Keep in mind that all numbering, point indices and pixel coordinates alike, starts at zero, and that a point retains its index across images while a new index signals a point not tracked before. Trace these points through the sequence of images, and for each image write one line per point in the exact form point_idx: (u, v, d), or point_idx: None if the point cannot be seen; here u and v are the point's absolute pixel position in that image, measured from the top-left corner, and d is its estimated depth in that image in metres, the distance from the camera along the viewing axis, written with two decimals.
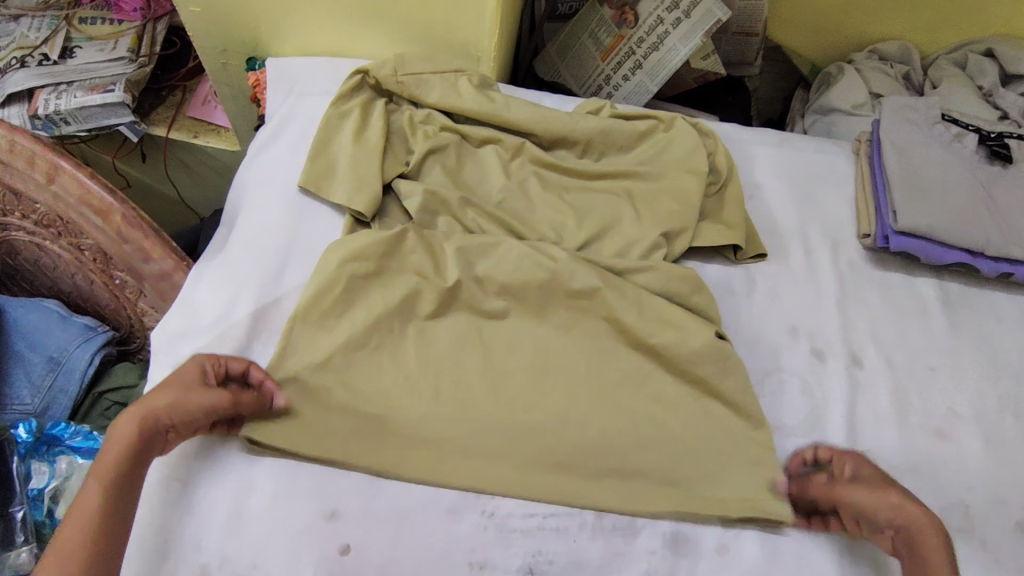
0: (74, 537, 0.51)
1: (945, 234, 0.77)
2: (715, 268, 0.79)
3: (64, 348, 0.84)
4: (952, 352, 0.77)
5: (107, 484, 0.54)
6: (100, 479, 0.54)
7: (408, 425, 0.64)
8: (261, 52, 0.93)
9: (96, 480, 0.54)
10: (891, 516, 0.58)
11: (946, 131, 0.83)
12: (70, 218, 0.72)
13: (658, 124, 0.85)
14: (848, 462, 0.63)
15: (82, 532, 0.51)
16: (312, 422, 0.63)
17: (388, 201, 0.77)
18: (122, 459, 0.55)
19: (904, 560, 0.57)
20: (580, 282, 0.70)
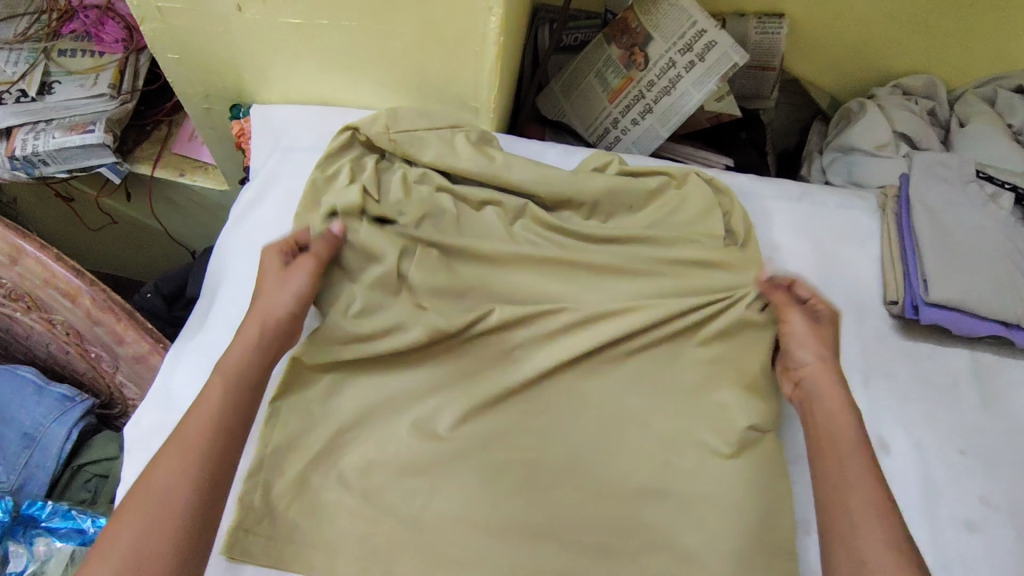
0: (176, 472, 0.52)
1: (980, 306, 0.71)
2: None
3: (39, 423, 0.79)
4: (984, 433, 0.72)
5: (206, 420, 0.55)
6: (200, 415, 0.55)
7: (398, 533, 0.59)
8: (246, 99, 0.87)
9: (194, 418, 0.55)
10: (813, 356, 0.65)
11: (981, 191, 0.78)
12: (40, 296, 0.68)
13: (669, 180, 0.79)
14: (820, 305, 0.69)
15: (187, 466, 0.52)
16: (297, 532, 0.59)
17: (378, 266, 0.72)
18: (225, 387, 0.57)
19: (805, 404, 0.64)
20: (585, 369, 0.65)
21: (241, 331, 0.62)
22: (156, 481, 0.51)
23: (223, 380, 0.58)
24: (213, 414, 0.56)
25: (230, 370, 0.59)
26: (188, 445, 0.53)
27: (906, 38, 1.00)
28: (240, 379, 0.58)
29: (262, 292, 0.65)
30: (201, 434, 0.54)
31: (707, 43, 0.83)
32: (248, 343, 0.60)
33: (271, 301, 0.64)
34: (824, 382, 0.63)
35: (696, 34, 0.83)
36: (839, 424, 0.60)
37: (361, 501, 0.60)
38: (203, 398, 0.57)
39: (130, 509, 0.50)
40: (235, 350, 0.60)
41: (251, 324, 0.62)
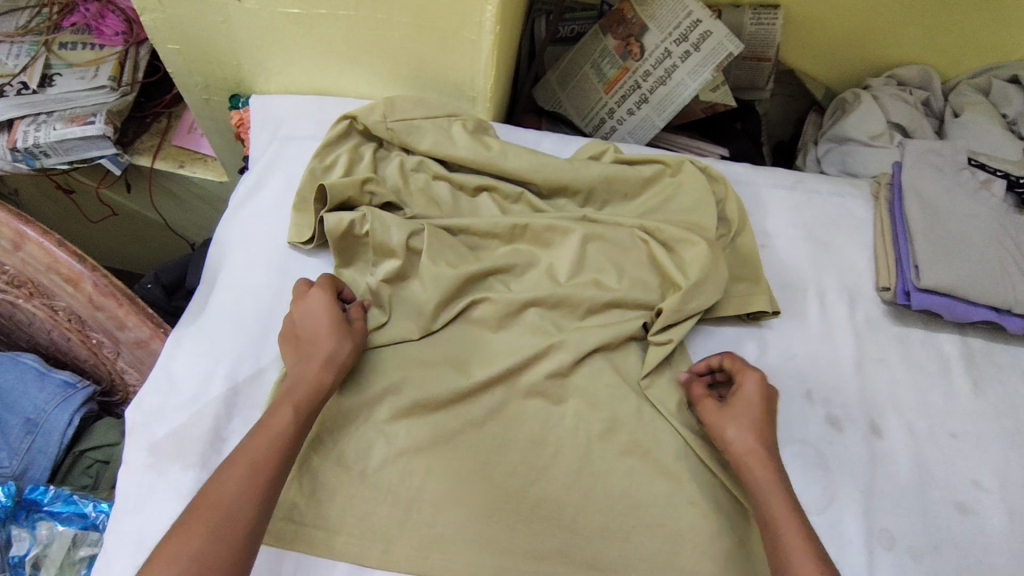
0: (243, 493, 0.52)
1: (971, 292, 0.72)
2: (729, 330, 0.74)
3: (41, 409, 0.80)
4: (976, 417, 0.73)
5: (277, 446, 0.55)
6: (270, 439, 0.56)
7: (395, 513, 0.60)
8: (245, 89, 0.88)
9: (263, 439, 0.55)
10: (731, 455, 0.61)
11: (973, 178, 0.78)
12: (41, 282, 0.68)
13: (664, 169, 0.79)
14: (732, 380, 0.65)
15: (253, 488, 0.53)
16: (295, 511, 0.60)
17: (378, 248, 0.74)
18: (297, 417, 0.58)
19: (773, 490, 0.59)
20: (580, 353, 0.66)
21: (297, 374, 0.60)
22: (216, 503, 0.51)
23: (290, 407, 0.58)
24: (279, 442, 0.56)
25: (300, 400, 0.59)
26: (255, 465, 0.54)
27: (901, 29, 1.01)
28: (307, 413, 0.58)
29: (318, 337, 0.63)
30: (271, 459, 0.54)
31: (702, 33, 0.83)
32: (317, 381, 0.60)
33: (332, 348, 0.62)
34: (755, 464, 0.59)
35: (691, 24, 0.84)
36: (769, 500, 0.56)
37: (359, 481, 0.61)
38: (271, 418, 0.57)
39: (191, 522, 0.50)
40: (298, 388, 0.59)
41: (313, 370, 0.60)
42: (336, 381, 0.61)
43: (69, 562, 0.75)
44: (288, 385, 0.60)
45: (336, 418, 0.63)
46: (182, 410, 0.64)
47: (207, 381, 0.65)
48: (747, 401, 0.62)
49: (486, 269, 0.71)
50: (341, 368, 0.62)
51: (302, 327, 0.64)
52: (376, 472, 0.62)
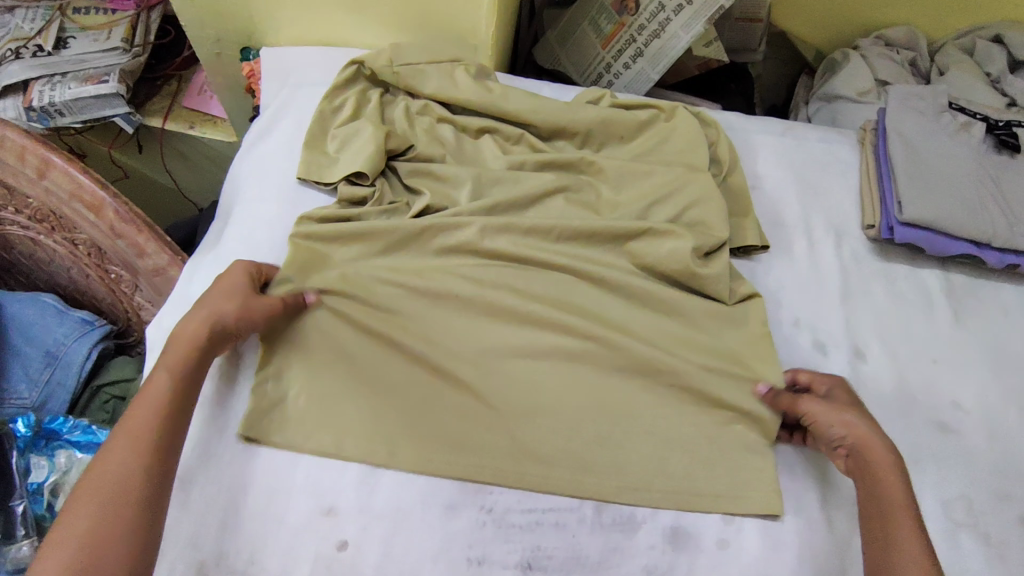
0: (127, 463, 0.52)
1: (950, 225, 0.75)
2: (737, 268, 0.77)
3: (61, 342, 0.83)
4: (956, 344, 0.76)
5: (158, 414, 0.55)
6: (150, 407, 0.56)
7: (403, 418, 0.63)
8: (255, 42, 0.91)
9: (144, 407, 0.55)
10: (844, 434, 0.62)
11: (953, 121, 0.82)
12: (64, 213, 0.71)
13: (659, 113, 0.83)
14: (826, 384, 0.67)
15: (138, 453, 0.53)
16: (307, 419, 0.63)
17: (388, 181, 0.76)
18: (175, 381, 0.57)
19: (857, 478, 0.60)
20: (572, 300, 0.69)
21: (181, 325, 0.61)
22: (101, 477, 0.51)
23: (167, 372, 0.58)
24: (161, 406, 0.56)
25: (175, 363, 0.58)
26: (138, 433, 0.54)
27: None
28: (188, 373, 0.58)
29: (219, 296, 0.63)
30: (154, 428, 0.55)
31: None
32: (193, 344, 0.59)
33: (222, 307, 0.62)
34: (870, 453, 0.60)
35: None
36: (881, 483, 0.58)
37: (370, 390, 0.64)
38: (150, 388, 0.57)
39: (81, 500, 0.50)
40: (177, 348, 0.59)
41: (195, 324, 0.60)
42: (220, 338, 0.61)
43: None
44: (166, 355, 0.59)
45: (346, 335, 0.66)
46: None
47: None
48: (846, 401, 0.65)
49: (488, 201, 0.74)
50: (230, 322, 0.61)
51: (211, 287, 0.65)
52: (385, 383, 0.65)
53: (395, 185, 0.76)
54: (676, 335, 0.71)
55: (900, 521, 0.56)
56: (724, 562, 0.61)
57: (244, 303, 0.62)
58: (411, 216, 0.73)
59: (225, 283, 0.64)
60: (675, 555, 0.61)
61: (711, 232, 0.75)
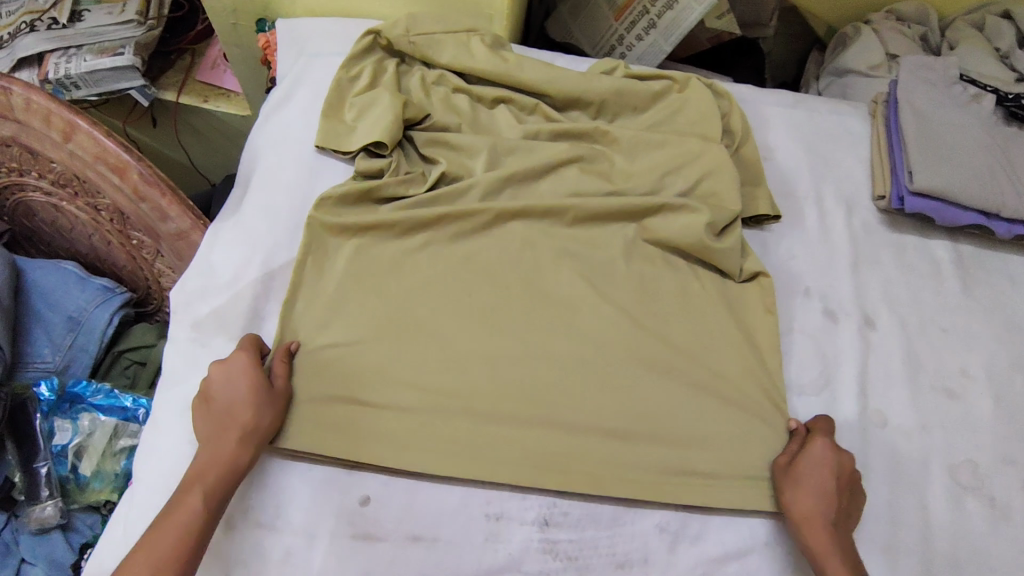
0: None
1: (961, 195, 0.76)
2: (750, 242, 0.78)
3: (82, 308, 0.85)
4: (963, 314, 0.77)
5: (181, 541, 0.53)
6: (175, 533, 0.53)
7: (420, 379, 0.64)
8: (270, 13, 0.92)
9: (168, 532, 0.53)
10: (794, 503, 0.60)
11: (964, 92, 0.83)
12: (88, 176, 0.72)
13: (673, 84, 0.84)
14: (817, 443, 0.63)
15: None
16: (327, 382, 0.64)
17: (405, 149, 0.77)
18: (207, 505, 0.55)
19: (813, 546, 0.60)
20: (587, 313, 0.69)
21: (212, 451, 0.57)
22: None
23: (201, 495, 0.55)
24: (187, 530, 0.53)
25: (211, 484, 0.56)
26: (160, 566, 0.52)
27: None
28: (220, 498, 0.56)
29: (236, 406, 0.59)
30: (174, 558, 0.52)
31: None
32: (226, 463, 0.56)
33: (253, 417, 0.58)
34: (810, 530, 0.59)
35: None
36: (824, 565, 0.57)
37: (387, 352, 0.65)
38: (174, 512, 0.54)
39: None
40: (210, 472, 0.56)
41: (230, 447, 0.57)
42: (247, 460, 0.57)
43: (110, 451, 0.80)
44: (191, 475, 0.56)
45: (365, 299, 0.67)
46: (222, 292, 0.68)
47: (244, 266, 0.69)
48: (817, 464, 0.61)
49: (504, 170, 0.75)
50: (253, 440, 0.58)
51: (216, 397, 0.60)
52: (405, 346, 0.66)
53: (410, 167, 0.76)
54: (688, 301, 0.72)
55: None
56: (734, 520, 0.63)
57: (264, 408, 0.59)
58: (427, 184, 0.74)
59: (235, 387, 0.60)
60: (689, 513, 0.63)
61: (724, 201, 0.76)
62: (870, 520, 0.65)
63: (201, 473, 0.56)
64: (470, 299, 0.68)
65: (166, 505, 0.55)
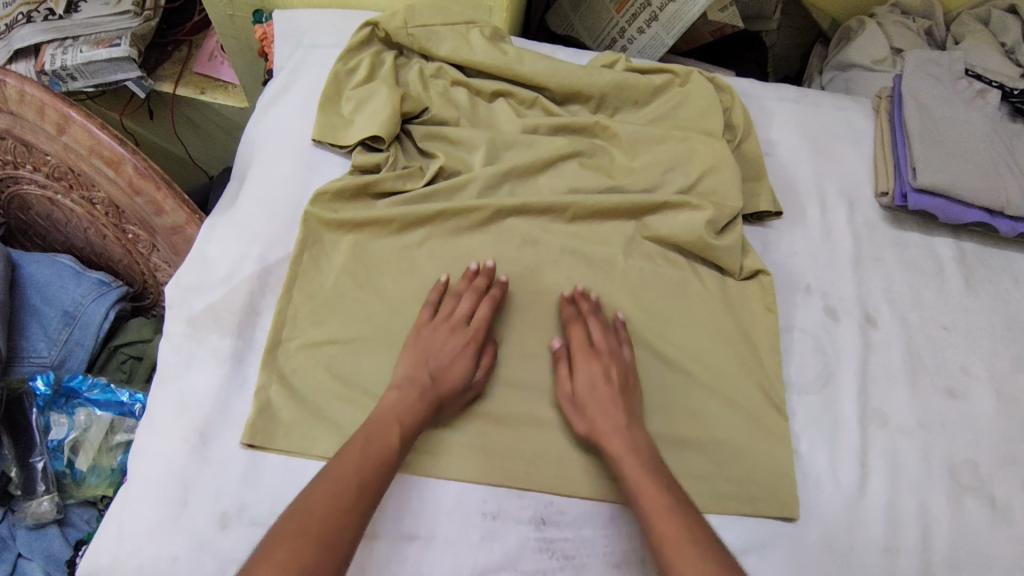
0: (342, 514, 0.51)
1: (964, 192, 0.75)
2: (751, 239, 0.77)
3: (78, 303, 0.84)
4: (966, 312, 0.77)
5: (376, 463, 0.55)
6: (366, 454, 0.55)
7: None
8: (268, 4, 0.91)
9: (355, 455, 0.55)
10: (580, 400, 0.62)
11: (970, 87, 0.81)
12: (83, 168, 0.71)
13: (674, 78, 0.83)
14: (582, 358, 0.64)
15: (349, 510, 0.51)
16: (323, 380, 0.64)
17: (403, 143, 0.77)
18: (400, 437, 0.57)
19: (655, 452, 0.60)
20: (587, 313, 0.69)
21: (398, 398, 0.60)
22: (310, 523, 0.50)
23: (393, 425, 0.57)
24: (383, 459, 0.55)
25: (405, 419, 0.58)
26: (338, 489, 0.52)
27: None
28: (410, 431, 0.58)
29: (446, 360, 0.62)
30: (366, 479, 0.54)
31: None
32: (408, 403, 0.59)
33: (453, 370, 0.62)
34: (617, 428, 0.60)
35: None
36: (620, 462, 0.58)
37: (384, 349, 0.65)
38: (331, 474, 0.53)
39: (287, 539, 0.49)
40: (404, 412, 0.59)
41: (409, 395, 0.60)
42: (406, 443, 0.58)
43: (107, 446, 0.79)
44: (354, 444, 0.56)
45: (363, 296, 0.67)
46: (218, 287, 0.67)
47: (241, 261, 0.69)
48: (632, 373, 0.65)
49: (502, 166, 0.74)
50: (413, 425, 0.58)
51: (432, 356, 0.62)
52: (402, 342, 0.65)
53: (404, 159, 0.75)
54: (688, 299, 0.71)
55: (653, 498, 0.55)
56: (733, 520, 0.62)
57: (457, 360, 0.62)
58: (425, 181, 0.73)
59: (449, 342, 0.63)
60: None
61: (724, 198, 0.75)
62: (868, 520, 0.64)
63: (386, 411, 0.59)
64: (501, 291, 0.70)
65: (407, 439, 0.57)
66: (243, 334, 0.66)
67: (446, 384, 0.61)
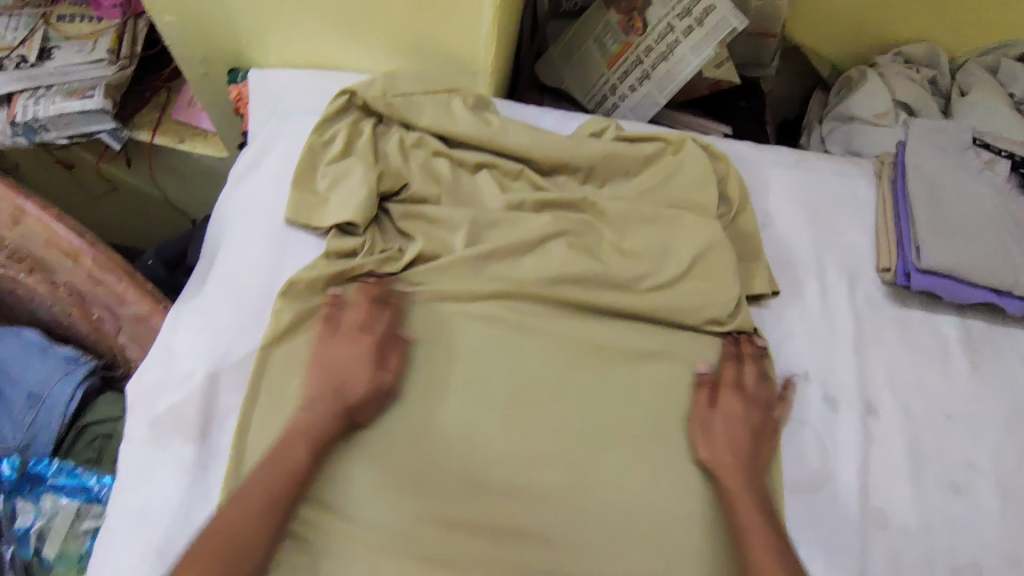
0: (253, 531, 0.53)
1: (971, 273, 0.72)
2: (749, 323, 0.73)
3: (45, 383, 0.83)
4: (970, 398, 0.73)
5: (288, 483, 0.56)
6: (281, 475, 0.56)
7: (388, 484, 0.61)
8: (243, 62, 0.87)
9: (274, 474, 0.56)
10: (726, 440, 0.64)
11: (977, 158, 0.78)
12: (43, 256, 0.69)
13: (666, 146, 0.79)
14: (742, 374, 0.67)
15: (262, 530, 0.53)
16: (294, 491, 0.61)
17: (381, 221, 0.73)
18: (310, 453, 0.58)
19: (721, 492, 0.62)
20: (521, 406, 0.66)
21: (310, 416, 0.60)
22: (220, 539, 0.52)
23: (304, 441, 0.58)
24: (289, 480, 0.56)
25: (318, 438, 0.59)
26: (269, 498, 0.55)
27: (909, 4, 0.99)
28: (322, 449, 0.59)
29: (353, 373, 0.62)
30: (284, 493, 0.56)
31: (707, 8, 0.82)
32: (322, 420, 0.60)
33: (355, 379, 0.62)
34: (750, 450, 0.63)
35: None
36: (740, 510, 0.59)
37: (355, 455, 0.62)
38: (245, 490, 0.55)
39: (199, 559, 0.51)
40: (313, 432, 0.59)
41: (325, 412, 0.60)
42: (316, 456, 0.59)
43: (73, 533, 0.76)
44: (262, 463, 0.57)
45: None
46: (181, 386, 0.64)
47: (207, 356, 0.65)
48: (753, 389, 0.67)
49: (484, 248, 0.70)
50: (324, 439, 0.59)
51: (330, 360, 0.62)
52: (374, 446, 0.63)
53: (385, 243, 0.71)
54: (679, 391, 0.68)
55: (748, 518, 0.58)
56: None
57: (360, 365, 0.62)
58: (403, 266, 0.70)
59: (346, 355, 0.62)
60: None
61: (719, 282, 0.71)
62: None
63: (297, 427, 0.59)
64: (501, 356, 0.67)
65: (270, 452, 0.58)
66: (207, 441, 0.62)
67: (353, 396, 0.61)
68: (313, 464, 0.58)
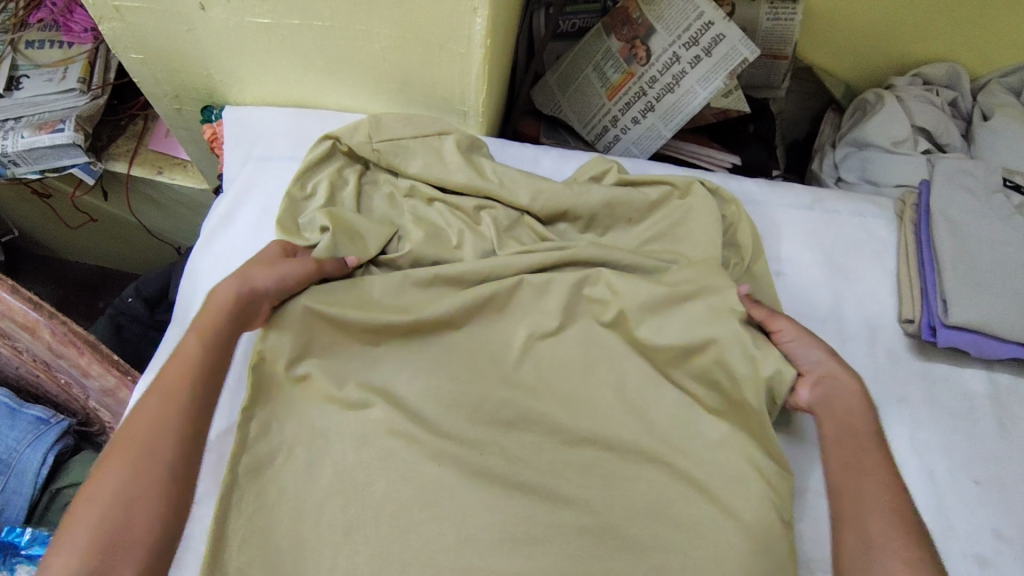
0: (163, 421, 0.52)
1: (1002, 328, 0.67)
2: None
3: (13, 449, 0.77)
4: (1000, 461, 0.67)
5: (187, 370, 0.55)
6: (179, 367, 0.55)
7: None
8: (218, 100, 0.82)
9: (174, 366, 0.55)
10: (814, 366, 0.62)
11: (1008, 202, 0.73)
12: (1, 325, 0.70)
13: (672, 190, 0.73)
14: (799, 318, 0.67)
15: (169, 413, 0.52)
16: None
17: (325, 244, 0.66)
18: (204, 341, 0.57)
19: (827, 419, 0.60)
20: (512, 480, 0.59)
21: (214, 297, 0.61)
22: (134, 434, 0.51)
23: (198, 335, 0.57)
24: (191, 365, 0.56)
25: (206, 324, 0.58)
26: (171, 392, 0.54)
27: (927, 24, 0.94)
28: (219, 335, 0.58)
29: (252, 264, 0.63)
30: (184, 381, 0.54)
31: (715, 37, 0.77)
32: (222, 306, 0.59)
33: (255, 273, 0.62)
34: (844, 392, 0.61)
35: (703, 26, 0.77)
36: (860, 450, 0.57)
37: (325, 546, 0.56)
38: (159, 384, 0.54)
39: (114, 455, 0.50)
40: (207, 316, 0.59)
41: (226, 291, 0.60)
42: (216, 346, 0.57)
43: None
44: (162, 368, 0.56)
45: (346, 456, 0.59)
46: None
47: None
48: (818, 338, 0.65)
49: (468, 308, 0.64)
50: (223, 333, 0.58)
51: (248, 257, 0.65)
52: (341, 534, 0.56)
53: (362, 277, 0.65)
54: (688, 465, 0.61)
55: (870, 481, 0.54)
56: None
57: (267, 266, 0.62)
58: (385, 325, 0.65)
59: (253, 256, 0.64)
60: None
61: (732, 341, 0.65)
62: None
63: (202, 319, 0.59)
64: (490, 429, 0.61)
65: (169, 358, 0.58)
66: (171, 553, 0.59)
67: (264, 283, 0.61)
68: (210, 352, 0.57)
